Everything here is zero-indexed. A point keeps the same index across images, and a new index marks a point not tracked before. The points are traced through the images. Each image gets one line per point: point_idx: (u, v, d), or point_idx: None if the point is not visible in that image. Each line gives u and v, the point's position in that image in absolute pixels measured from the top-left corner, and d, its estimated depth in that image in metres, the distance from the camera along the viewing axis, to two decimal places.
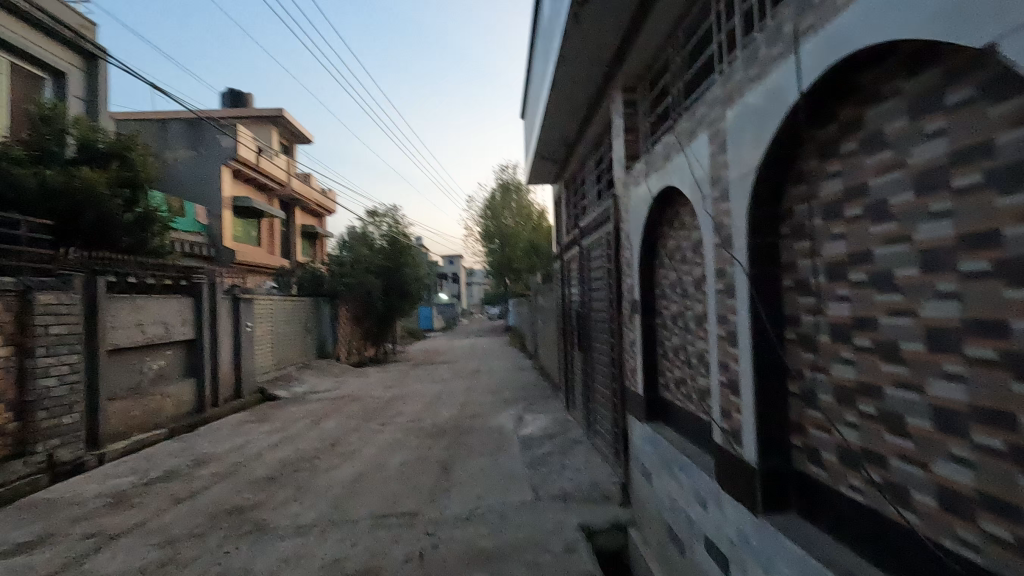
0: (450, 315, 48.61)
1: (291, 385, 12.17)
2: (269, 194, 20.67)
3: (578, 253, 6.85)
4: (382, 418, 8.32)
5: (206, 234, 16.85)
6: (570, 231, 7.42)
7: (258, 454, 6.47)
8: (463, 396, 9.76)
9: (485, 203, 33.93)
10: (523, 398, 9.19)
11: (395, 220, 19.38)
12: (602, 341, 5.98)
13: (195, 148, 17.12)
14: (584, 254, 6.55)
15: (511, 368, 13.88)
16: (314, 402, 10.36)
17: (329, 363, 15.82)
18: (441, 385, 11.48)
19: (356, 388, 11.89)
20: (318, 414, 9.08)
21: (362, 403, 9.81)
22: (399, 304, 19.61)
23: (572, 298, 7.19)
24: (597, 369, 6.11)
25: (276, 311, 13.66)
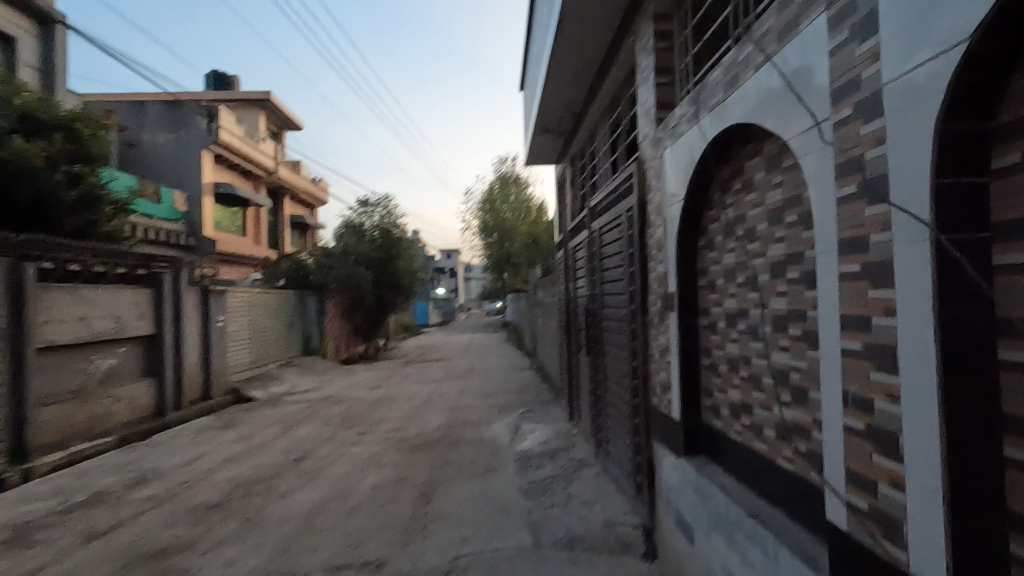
0: (447, 311, 47.64)
1: (269, 385, 11.20)
2: (255, 182, 19.69)
3: (587, 237, 5.49)
4: (361, 425, 7.35)
5: (186, 223, 15.87)
6: (578, 212, 6.16)
7: (210, 471, 5.52)
8: (454, 401, 8.80)
9: (484, 195, 32.89)
10: (521, 404, 8.24)
11: (388, 209, 18.49)
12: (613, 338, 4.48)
13: (173, 131, 16.11)
14: (594, 237, 5.18)
15: (509, 367, 12.94)
16: (291, 404, 9.42)
17: (315, 360, 14.83)
18: (431, 386, 10.50)
19: (339, 389, 10.93)
20: (292, 419, 8.14)
21: (341, 407, 8.86)
22: (391, 298, 18.67)
23: (578, 290, 6.21)
24: (608, 375, 4.63)
25: (256, 304, 12.68)
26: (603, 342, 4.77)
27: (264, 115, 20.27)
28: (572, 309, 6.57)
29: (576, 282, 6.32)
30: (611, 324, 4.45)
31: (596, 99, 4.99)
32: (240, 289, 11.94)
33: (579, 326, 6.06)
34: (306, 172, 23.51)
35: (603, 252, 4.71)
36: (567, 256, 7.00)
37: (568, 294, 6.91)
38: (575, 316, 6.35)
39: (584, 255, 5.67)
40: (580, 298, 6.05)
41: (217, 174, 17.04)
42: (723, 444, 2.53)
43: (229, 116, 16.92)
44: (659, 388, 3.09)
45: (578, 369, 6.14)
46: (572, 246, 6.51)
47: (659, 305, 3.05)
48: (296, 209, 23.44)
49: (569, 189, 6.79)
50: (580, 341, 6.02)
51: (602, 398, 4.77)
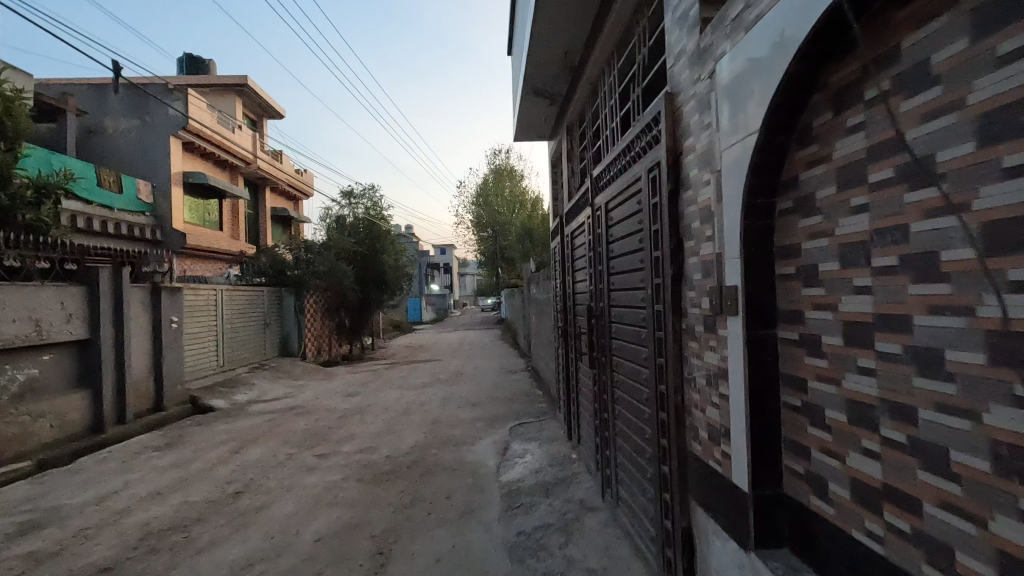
0: (441, 308, 46.33)
1: (233, 392, 10.09)
2: (231, 173, 18.52)
3: (589, 219, 4.42)
4: (323, 446, 6.24)
5: (153, 215, 14.74)
6: (576, 190, 5.09)
7: (123, 513, 4.44)
8: (435, 413, 7.68)
9: (477, 188, 31.63)
10: (512, 417, 7.15)
11: (373, 200, 17.51)
12: (624, 349, 3.42)
13: (137, 117, 14.94)
14: (597, 218, 4.12)
15: (501, 370, 11.83)
16: (252, 416, 8.34)
17: (291, 363, 13.69)
18: (413, 394, 9.38)
19: (310, 397, 9.82)
20: (248, 435, 7.05)
21: (308, 420, 7.76)
22: (376, 295, 17.63)
23: (576, 285, 5.18)
24: (619, 396, 3.58)
25: (223, 303, 11.61)
26: (612, 348, 3.74)
27: (240, 101, 19.06)
28: (570, 308, 5.55)
29: (574, 275, 5.30)
30: (623, 329, 3.42)
31: (599, 41, 3.91)
32: (203, 286, 10.84)
33: (578, 326, 5.05)
34: (288, 163, 22.28)
35: (614, 235, 3.69)
36: (562, 247, 5.98)
37: (565, 288, 5.88)
38: (574, 316, 5.32)
39: (585, 242, 4.63)
40: (579, 295, 5.04)
41: (188, 164, 15.90)
42: (829, 540, 1.52)
43: (200, 101, 15.77)
44: (701, 429, 2.08)
45: (578, 380, 5.12)
46: (569, 232, 5.48)
47: (704, 306, 2.02)
48: (278, 202, 22.23)
49: (566, 165, 5.69)
50: (579, 344, 5.03)
51: (609, 421, 3.75)
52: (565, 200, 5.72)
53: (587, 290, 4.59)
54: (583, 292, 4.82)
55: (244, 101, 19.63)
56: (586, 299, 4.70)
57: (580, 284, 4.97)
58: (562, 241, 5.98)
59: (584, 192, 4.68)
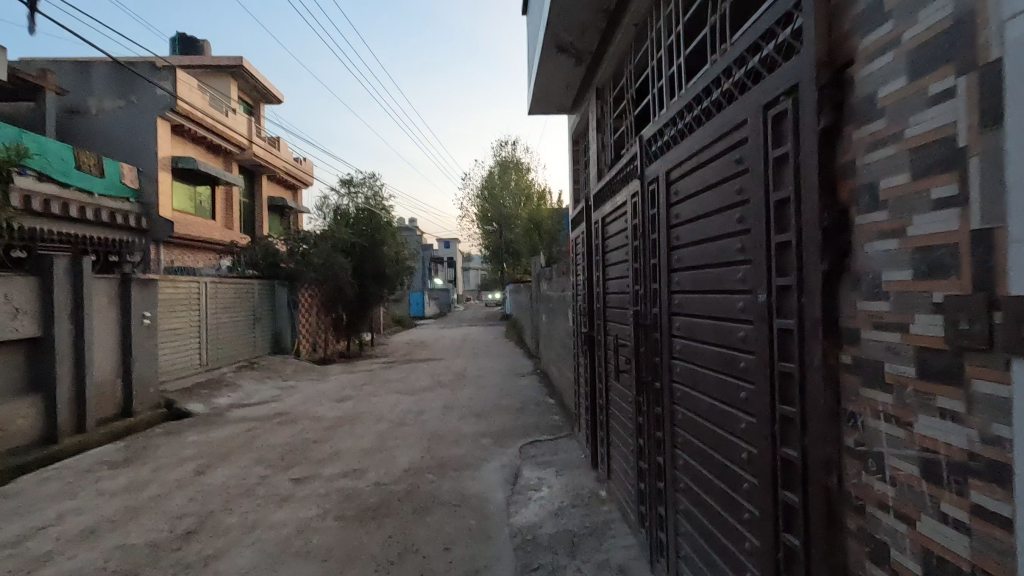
0: (444, 301, 45.29)
1: (214, 394, 9.20)
2: (226, 159, 17.66)
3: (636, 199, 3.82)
4: (302, 467, 5.34)
5: (139, 202, 13.87)
6: (612, 164, 4.23)
7: (40, 561, 3.55)
8: (434, 425, 6.78)
9: (482, 180, 30.65)
10: (523, 433, 6.21)
11: (374, 189, 16.43)
12: (709, 350, 2.82)
13: (124, 97, 14.08)
14: (652, 195, 3.52)
15: (507, 373, 10.89)
16: (231, 424, 7.46)
17: (282, 362, 12.80)
18: (411, 400, 8.47)
19: (298, 401, 8.92)
20: (222, 449, 6.18)
21: (290, 431, 6.86)
22: (376, 290, 16.56)
23: (610, 278, 4.44)
24: (694, 406, 2.97)
25: (207, 295, 10.74)
26: (689, 360, 3.03)
27: (234, 84, 18.16)
28: (597, 309, 4.81)
29: (604, 270, 4.56)
30: (708, 326, 2.82)
31: None
32: (186, 276, 9.98)
33: (614, 328, 4.30)
34: (286, 151, 21.35)
35: (697, 214, 2.94)
36: (585, 236, 5.22)
37: (588, 284, 5.15)
38: (603, 318, 4.59)
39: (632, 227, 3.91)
40: (615, 290, 4.30)
41: (177, 148, 15.02)
42: None
43: (190, 81, 14.89)
44: (916, 483, 1.47)
45: (609, 392, 4.41)
46: (598, 218, 4.71)
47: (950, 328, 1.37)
48: (275, 191, 21.31)
49: (594, 135, 4.76)
50: (613, 348, 4.29)
51: (687, 449, 3.04)
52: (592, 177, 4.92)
53: (635, 285, 3.86)
54: (624, 287, 4.09)
55: (240, 83, 18.71)
56: (628, 299, 3.98)
57: (619, 274, 4.21)
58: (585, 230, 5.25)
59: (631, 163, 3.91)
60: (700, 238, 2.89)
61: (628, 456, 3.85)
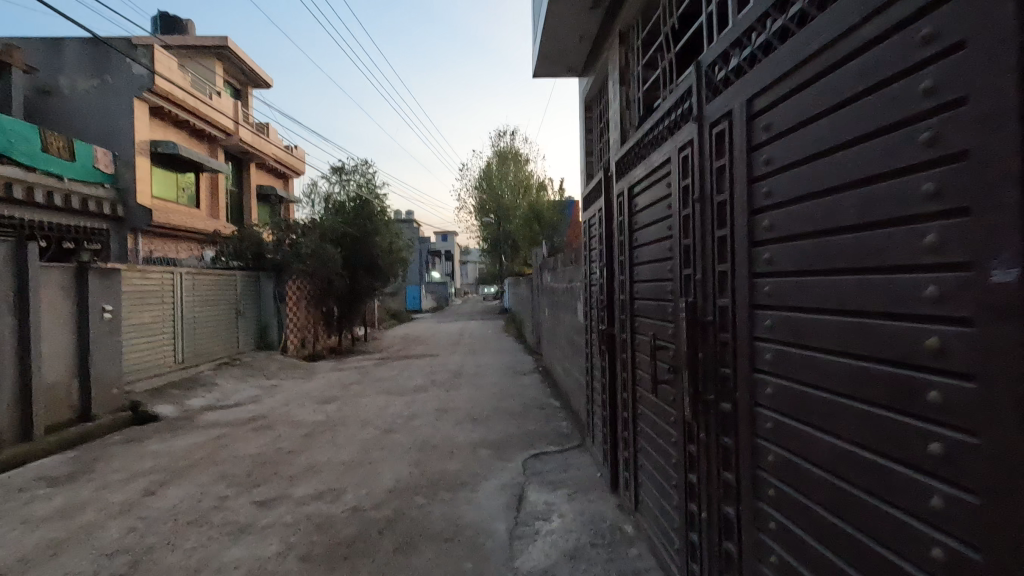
0: (442, 295, 44.42)
1: (187, 396, 8.43)
2: (211, 144, 16.82)
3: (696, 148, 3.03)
4: (270, 486, 4.58)
5: (114, 187, 13.04)
6: (654, 111, 3.50)
7: None
8: (427, 432, 6.04)
9: (481, 171, 29.82)
10: (527, 444, 5.45)
11: (367, 175, 15.62)
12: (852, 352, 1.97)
13: (98, 76, 13.22)
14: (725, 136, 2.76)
15: (508, 371, 10.12)
16: (200, 430, 6.68)
17: (267, 359, 12.01)
18: (401, 402, 7.72)
19: (278, 403, 8.14)
20: (183, 460, 5.42)
21: (263, 440, 6.07)
22: (368, 282, 15.80)
23: (641, 260, 3.74)
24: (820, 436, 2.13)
25: (184, 287, 9.95)
26: (783, 354, 2.33)
27: (220, 65, 17.30)
28: (619, 299, 4.12)
29: (633, 251, 3.87)
30: (850, 317, 1.97)
31: None
32: (157, 266, 9.18)
33: (650, 320, 3.59)
34: (276, 137, 20.46)
35: (796, 161, 2.24)
36: (601, 215, 4.52)
37: (605, 273, 4.45)
38: (631, 309, 3.89)
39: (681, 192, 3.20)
40: (651, 273, 3.59)
41: (156, 131, 14.18)
42: None
43: (169, 60, 14.01)
44: None
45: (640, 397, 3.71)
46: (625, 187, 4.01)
47: None
48: (264, 179, 20.47)
49: (616, 89, 4.07)
50: (647, 344, 3.58)
51: (782, 471, 2.35)
52: (613, 141, 4.26)
53: (685, 265, 3.15)
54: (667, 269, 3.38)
55: (226, 66, 17.85)
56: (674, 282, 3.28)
57: (658, 254, 3.50)
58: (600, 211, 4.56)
59: (679, 106, 3.24)
60: (813, 190, 2.13)
61: (679, 475, 3.14)
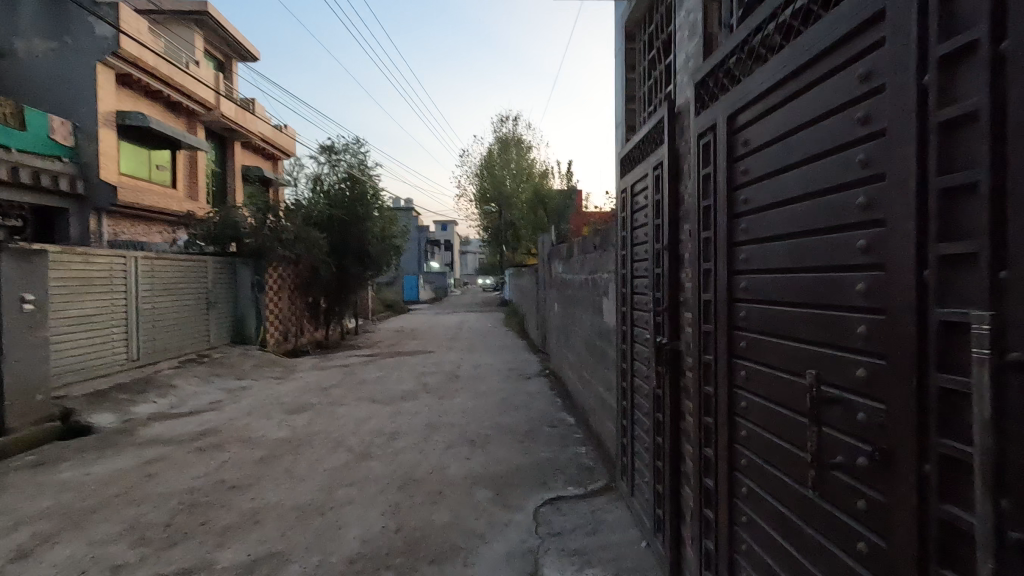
0: (442, 285, 43.05)
1: (135, 401, 7.17)
2: (189, 119, 15.48)
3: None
4: (191, 547, 3.35)
5: (74, 162, 11.74)
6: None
7: None
8: (411, 460, 4.82)
9: (482, 156, 28.41)
10: (538, 482, 4.19)
11: (358, 155, 14.21)
12: None
13: (57, 38, 11.93)
14: None
15: (511, 374, 8.87)
16: (133, 449, 5.42)
17: (241, 355, 10.74)
18: (384, 414, 6.49)
19: (240, 412, 6.89)
20: (92, 498, 4.17)
21: (205, 467, 4.82)
22: (356, 272, 14.54)
23: (693, 245, 2.28)
24: None
25: (140, 274, 8.67)
26: None
27: (200, 34, 15.90)
28: (658, 301, 2.75)
29: (685, 235, 2.45)
30: None
31: None
32: (103, 250, 7.89)
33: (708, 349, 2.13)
34: (263, 114, 19.08)
35: None
36: (643, 183, 3.10)
37: (644, 266, 3.04)
38: (682, 323, 2.49)
39: (773, 111, 1.67)
40: (708, 267, 2.12)
41: (125, 101, 12.81)
42: None
43: (139, 22, 12.64)
44: None
45: (695, 469, 2.29)
46: (679, 130, 2.55)
47: None
48: (250, 160, 19.12)
49: None
50: (709, 387, 2.12)
51: None
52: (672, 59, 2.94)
53: (774, 253, 1.64)
54: (733, 259, 1.92)
55: (207, 34, 16.45)
56: (750, 282, 1.80)
57: (719, 234, 2.00)
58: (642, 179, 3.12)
59: None
60: None
61: None
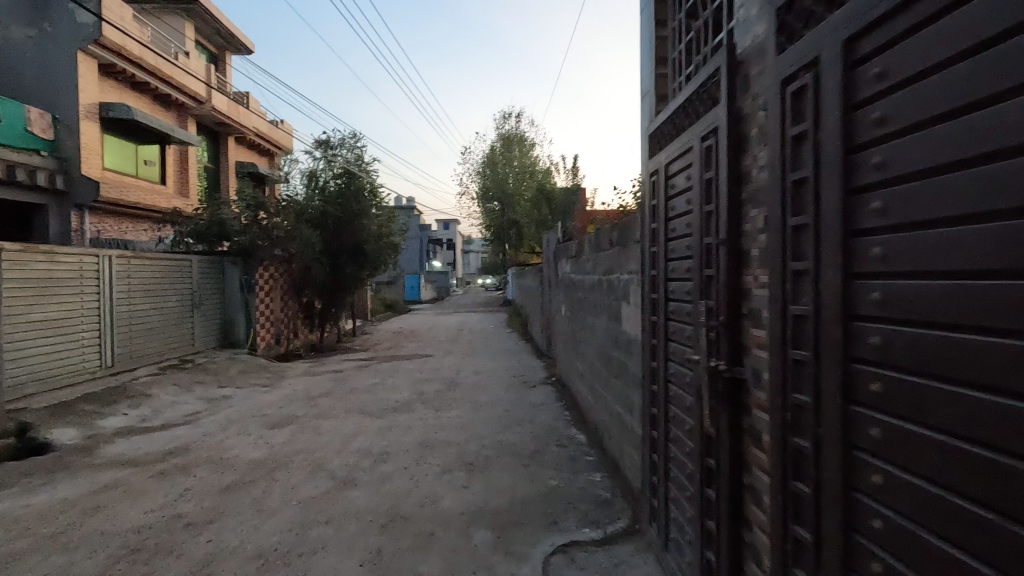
0: (444, 284, 42.32)
1: (104, 414, 6.56)
2: (180, 113, 14.85)
3: None
4: None
5: (54, 156, 11.16)
6: None
7: None
8: (399, 489, 4.18)
9: (484, 154, 27.74)
10: (547, 521, 3.54)
11: (355, 151, 13.57)
12: None
13: (36, 25, 11.38)
14: None
15: (514, 383, 8.21)
16: (88, 473, 4.79)
17: (228, 359, 10.14)
18: (375, 429, 5.86)
19: (216, 426, 6.26)
20: (21, 539, 3.54)
21: (163, 497, 4.19)
22: (352, 271, 13.85)
23: (769, 236, 1.63)
24: None
25: (115, 274, 8.06)
26: None
27: (190, 24, 15.30)
28: (707, 312, 2.08)
29: (755, 223, 1.80)
30: None
31: None
32: (72, 248, 7.28)
33: (800, 384, 1.49)
34: (258, 108, 18.48)
35: None
36: (683, 160, 2.44)
37: (684, 267, 2.39)
38: (748, 342, 1.84)
39: (951, 16, 1.03)
40: (798, 268, 1.48)
41: (108, 93, 12.18)
42: None
43: (123, 9, 12.03)
44: None
45: (773, 547, 1.64)
46: (742, 83, 1.89)
47: None
48: (245, 155, 18.53)
49: None
50: (801, 440, 1.47)
51: None
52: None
53: (962, 246, 1.01)
54: (855, 257, 1.27)
55: (199, 25, 15.83)
56: (896, 293, 1.16)
57: (826, 220, 1.36)
58: (680, 156, 2.46)
59: None
60: None
61: None
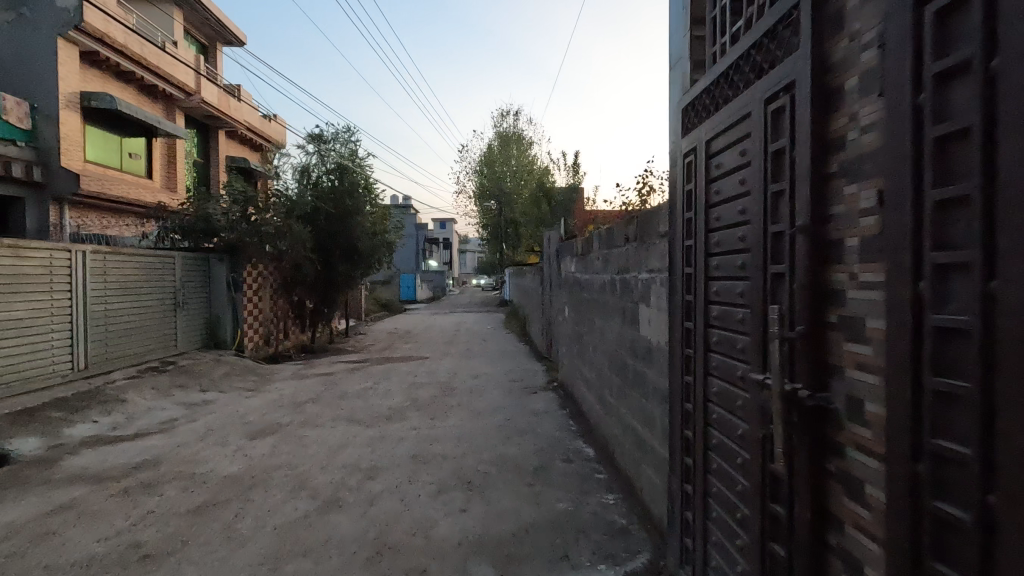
0: (440, 284, 41.89)
1: (72, 421, 6.07)
2: (167, 104, 14.31)
3: None
4: None
5: (33, 147, 10.65)
6: None
7: None
8: (389, 513, 3.72)
9: (481, 152, 27.28)
10: (557, 555, 3.08)
11: (349, 146, 13.09)
12: None
13: (14, 10, 10.86)
14: None
15: (513, 388, 7.75)
16: (44, 490, 4.31)
17: (213, 360, 9.65)
18: (364, 441, 5.40)
19: (192, 436, 5.77)
20: None
21: (123, 520, 3.72)
22: (345, 269, 13.36)
23: (887, 219, 1.19)
24: None
25: (90, 271, 7.58)
26: None
27: (179, 13, 14.78)
28: (775, 321, 1.64)
29: (854, 205, 1.36)
30: None
31: None
32: (41, 243, 6.80)
33: (951, 430, 1.05)
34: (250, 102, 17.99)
35: None
36: (733, 132, 1.99)
37: (735, 264, 1.94)
38: (841, 361, 1.40)
39: None
40: (948, 263, 1.04)
41: (91, 82, 11.68)
42: None
43: None
44: None
45: None
46: (830, 23, 1.45)
47: None
48: (236, 150, 18.02)
49: None
50: (952, 508, 1.04)
51: None
52: None
53: None
54: None
55: (188, 15, 15.33)
56: None
57: (1015, 192, 0.92)
58: (730, 128, 2.01)
59: None
60: None
61: None
